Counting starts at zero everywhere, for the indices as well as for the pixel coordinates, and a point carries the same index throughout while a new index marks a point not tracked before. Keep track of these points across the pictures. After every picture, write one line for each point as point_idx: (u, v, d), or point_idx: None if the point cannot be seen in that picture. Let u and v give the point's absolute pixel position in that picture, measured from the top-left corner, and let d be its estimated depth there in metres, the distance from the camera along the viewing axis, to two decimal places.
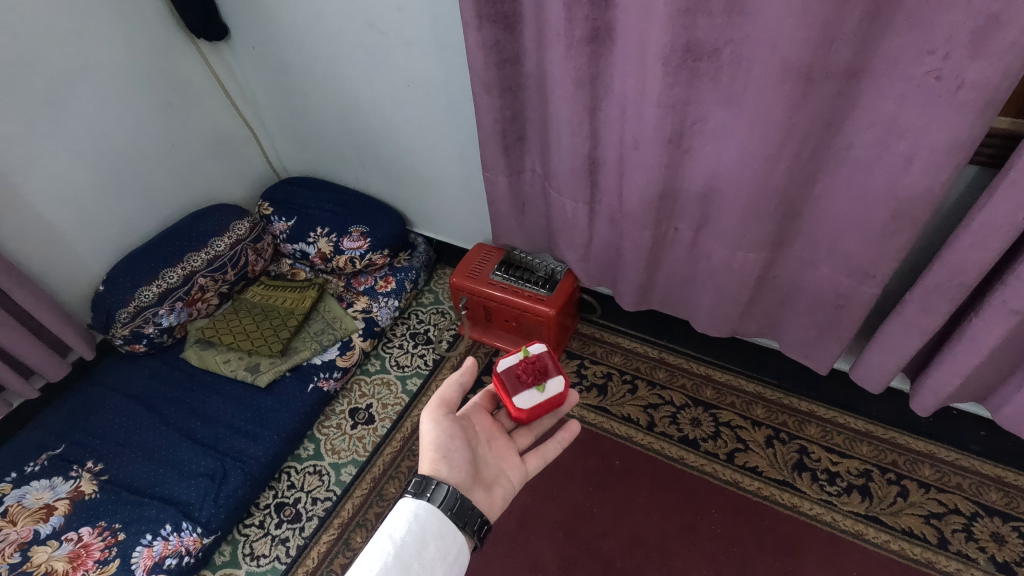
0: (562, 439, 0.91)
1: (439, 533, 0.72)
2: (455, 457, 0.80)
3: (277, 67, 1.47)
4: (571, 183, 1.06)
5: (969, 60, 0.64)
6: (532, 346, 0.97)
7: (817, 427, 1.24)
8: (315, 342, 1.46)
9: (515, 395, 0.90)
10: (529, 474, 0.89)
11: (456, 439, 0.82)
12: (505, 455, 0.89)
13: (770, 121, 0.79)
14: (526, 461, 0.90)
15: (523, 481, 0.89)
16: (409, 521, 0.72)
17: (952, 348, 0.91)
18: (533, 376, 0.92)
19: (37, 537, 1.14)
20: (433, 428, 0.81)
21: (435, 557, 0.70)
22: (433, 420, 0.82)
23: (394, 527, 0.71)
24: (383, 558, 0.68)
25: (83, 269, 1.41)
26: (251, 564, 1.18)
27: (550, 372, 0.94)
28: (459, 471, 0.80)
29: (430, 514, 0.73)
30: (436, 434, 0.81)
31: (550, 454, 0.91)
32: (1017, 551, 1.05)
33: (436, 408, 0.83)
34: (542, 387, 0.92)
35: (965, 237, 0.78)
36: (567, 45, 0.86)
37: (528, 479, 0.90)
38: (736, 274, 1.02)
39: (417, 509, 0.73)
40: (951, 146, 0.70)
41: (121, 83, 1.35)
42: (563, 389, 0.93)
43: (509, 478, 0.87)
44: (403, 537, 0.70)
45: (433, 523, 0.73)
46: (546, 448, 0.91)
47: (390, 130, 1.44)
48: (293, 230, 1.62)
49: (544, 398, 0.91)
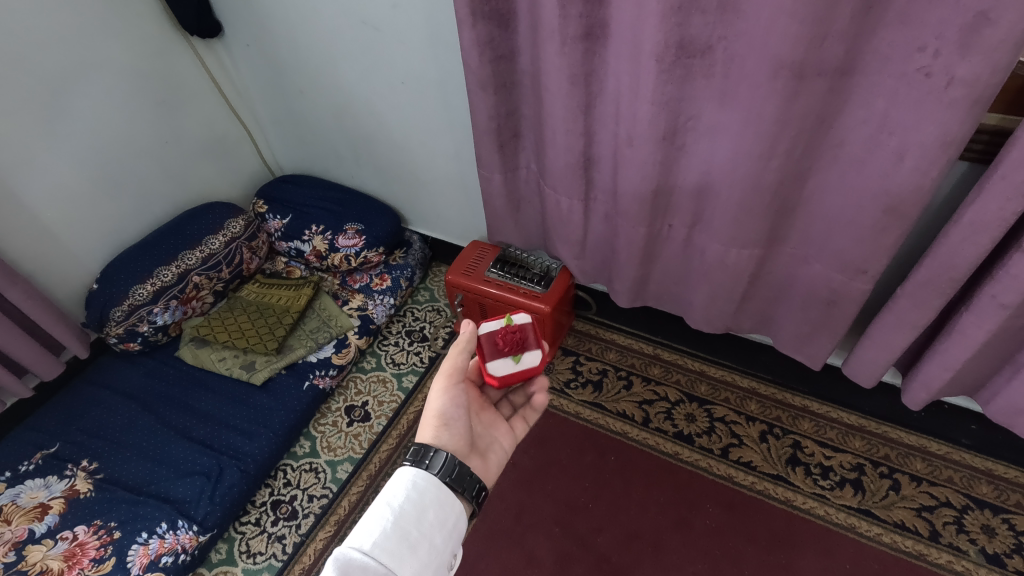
0: (540, 402, 0.96)
1: (439, 501, 0.70)
2: (455, 424, 0.81)
3: (270, 63, 1.46)
4: (566, 180, 1.06)
5: (959, 57, 0.65)
6: (515, 317, 1.01)
7: (810, 422, 1.25)
8: (311, 339, 1.46)
9: (489, 360, 0.94)
10: (517, 440, 0.93)
11: (461, 408, 0.82)
12: (495, 424, 0.91)
13: (763, 118, 0.80)
14: (514, 426, 0.94)
15: (514, 445, 0.92)
16: (408, 489, 0.69)
17: (942, 343, 0.92)
18: (509, 346, 0.96)
19: (31, 537, 1.14)
20: (441, 401, 0.82)
21: (434, 525, 0.68)
22: (443, 389, 0.83)
23: (392, 495, 0.68)
24: (381, 525, 0.65)
25: (76, 268, 1.40)
26: (247, 562, 1.18)
27: (528, 344, 0.98)
28: (458, 437, 0.81)
29: (428, 482, 0.71)
30: (443, 403, 0.82)
31: (531, 419, 0.96)
32: (1007, 543, 1.06)
33: (446, 378, 0.84)
34: (518, 357, 0.95)
35: (955, 232, 0.78)
36: (562, 42, 0.87)
37: (517, 443, 0.93)
38: (729, 271, 1.03)
39: (415, 478, 0.70)
40: (941, 143, 0.71)
41: (114, 80, 1.34)
42: (539, 362, 0.96)
43: (502, 445, 0.89)
44: (401, 505, 0.67)
45: (432, 492, 0.70)
46: (526, 414, 0.96)
47: (383, 126, 1.44)
48: (288, 228, 1.62)
49: (517, 368, 0.94)
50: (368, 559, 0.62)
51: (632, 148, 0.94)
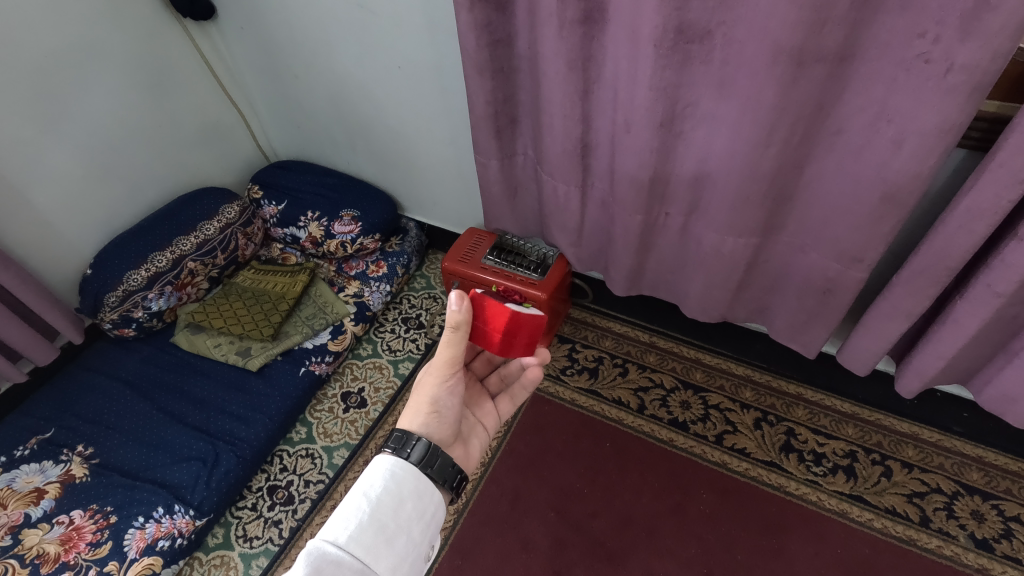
0: (527, 383, 0.94)
1: (417, 492, 0.69)
2: (445, 414, 0.80)
3: (265, 47, 1.45)
4: (564, 166, 1.06)
5: (959, 43, 0.64)
6: None
7: (804, 409, 1.27)
8: (307, 326, 1.46)
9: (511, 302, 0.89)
10: (501, 420, 0.94)
11: (454, 397, 0.81)
12: (479, 404, 0.92)
13: (761, 105, 0.79)
14: (499, 405, 0.94)
15: (497, 426, 0.93)
16: (386, 478, 0.68)
17: (937, 331, 0.93)
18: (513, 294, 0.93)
19: (28, 521, 1.14)
20: (434, 390, 0.79)
21: (411, 516, 0.67)
22: (438, 381, 0.79)
23: (369, 485, 0.67)
24: (357, 517, 0.63)
25: (70, 253, 1.39)
26: (244, 546, 1.18)
27: None
28: (445, 427, 0.80)
29: (406, 472, 0.69)
30: (437, 392, 0.79)
31: (518, 398, 0.96)
32: (996, 528, 1.08)
33: (445, 367, 0.78)
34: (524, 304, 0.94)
35: (952, 221, 0.78)
36: (561, 26, 0.86)
37: (501, 423, 0.94)
38: (725, 260, 1.03)
39: (393, 466, 0.69)
40: (940, 130, 0.71)
41: (104, 62, 1.32)
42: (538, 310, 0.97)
43: (484, 426, 0.91)
44: (379, 495, 0.66)
45: (411, 481, 0.69)
46: (514, 393, 0.96)
47: (379, 112, 1.42)
48: (284, 214, 1.61)
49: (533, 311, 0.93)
50: (342, 554, 0.61)
51: (629, 135, 0.93)
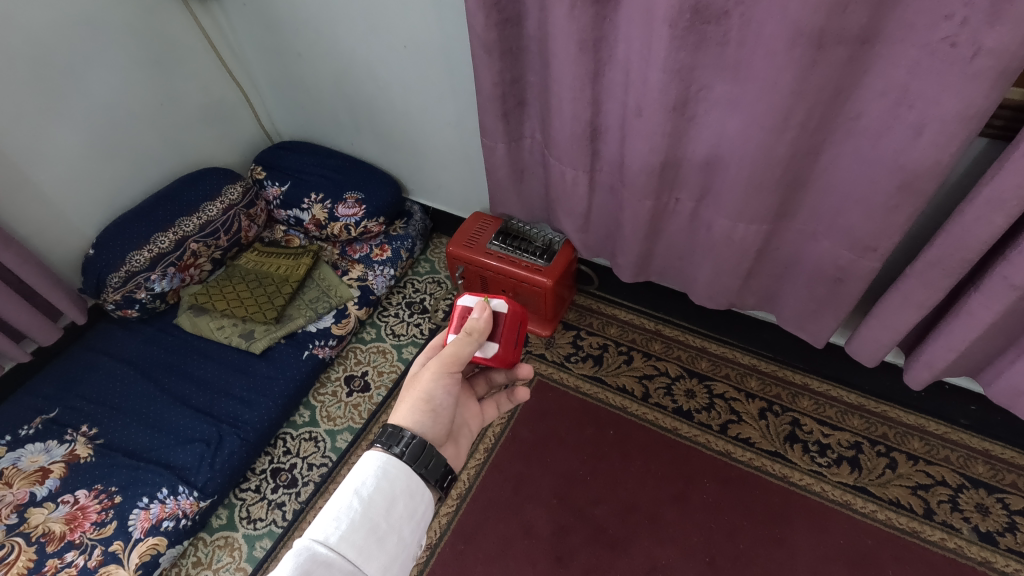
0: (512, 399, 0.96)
1: (408, 491, 0.68)
2: (441, 411, 0.79)
3: (266, 23, 1.42)
4: (573, 149, 1.03)
5: (987, 27, 0.62)
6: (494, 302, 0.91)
7: (810, 399, 1.26)
8: (310, 309, 1.45)
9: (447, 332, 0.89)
10: (485, 422, 0.93)
11: (451, 395, 0.79)
12: (467, 402, 0.91)
13: (779, 89, 0.77)
14: (485, 408, 0.94)
15: (481, 427, 0.92)
16: (377, 476, 0.67)
17: (950, 323, 0.91)
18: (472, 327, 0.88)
19: (33, 499, 1.15)
20: (432, 383, 0.78)
21: (403, 517, 0.67)
22: (438, 374, 0.78)
23: (360, 483, 0.66)
24: (348, 517, 0.63)
25: (73, 233, 1.38)
26: (247, 528, 1.19)
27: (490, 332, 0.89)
28: (440, 424, 0.79)
29: (399, 470, 0.69)
30: (433, 386, 0.78)
31: (504, 406, 0.97)
32: (1000, 521, 1.07)
33: (446, 362, 0.78)
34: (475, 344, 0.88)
35: (969, 211, 0.77)
36: (572, 5, 0.83)
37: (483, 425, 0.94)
38: (735, 247, 1.01)
39: (385, 465, 0.68)
40: (963, 117, 0.69)
41: (104, 39, 1.29)
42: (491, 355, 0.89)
43: (470, 428, 0.89)
44: (369, 494, 0.65)
45: (402, 480, 0.68)
46: (501, 402, 0.97)
47: (384, 92, 1.40)
48: (287, 195, 1.60)
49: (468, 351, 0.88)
50: (333, 554, 0.60)
51: (641, 119, 0.91)
